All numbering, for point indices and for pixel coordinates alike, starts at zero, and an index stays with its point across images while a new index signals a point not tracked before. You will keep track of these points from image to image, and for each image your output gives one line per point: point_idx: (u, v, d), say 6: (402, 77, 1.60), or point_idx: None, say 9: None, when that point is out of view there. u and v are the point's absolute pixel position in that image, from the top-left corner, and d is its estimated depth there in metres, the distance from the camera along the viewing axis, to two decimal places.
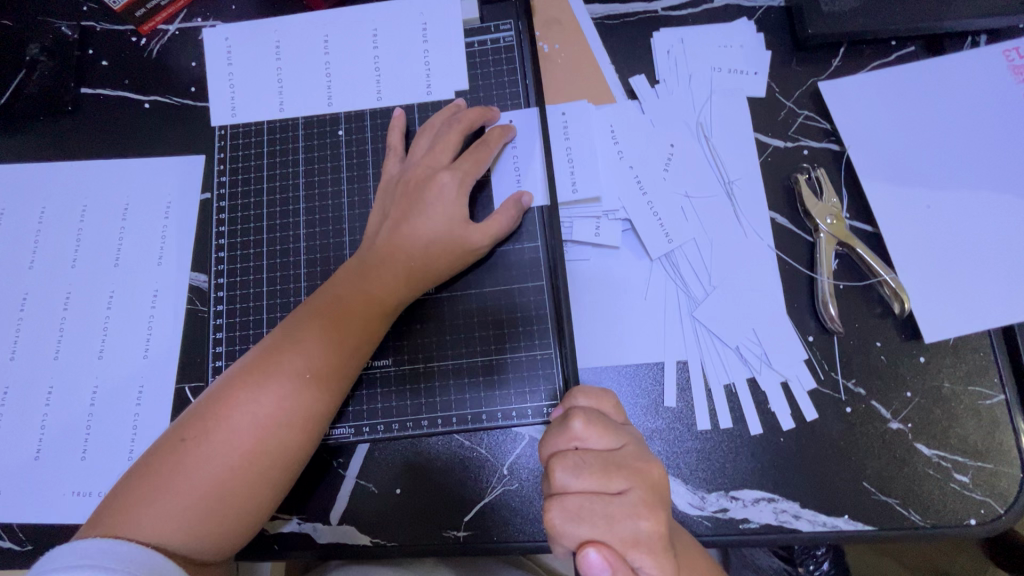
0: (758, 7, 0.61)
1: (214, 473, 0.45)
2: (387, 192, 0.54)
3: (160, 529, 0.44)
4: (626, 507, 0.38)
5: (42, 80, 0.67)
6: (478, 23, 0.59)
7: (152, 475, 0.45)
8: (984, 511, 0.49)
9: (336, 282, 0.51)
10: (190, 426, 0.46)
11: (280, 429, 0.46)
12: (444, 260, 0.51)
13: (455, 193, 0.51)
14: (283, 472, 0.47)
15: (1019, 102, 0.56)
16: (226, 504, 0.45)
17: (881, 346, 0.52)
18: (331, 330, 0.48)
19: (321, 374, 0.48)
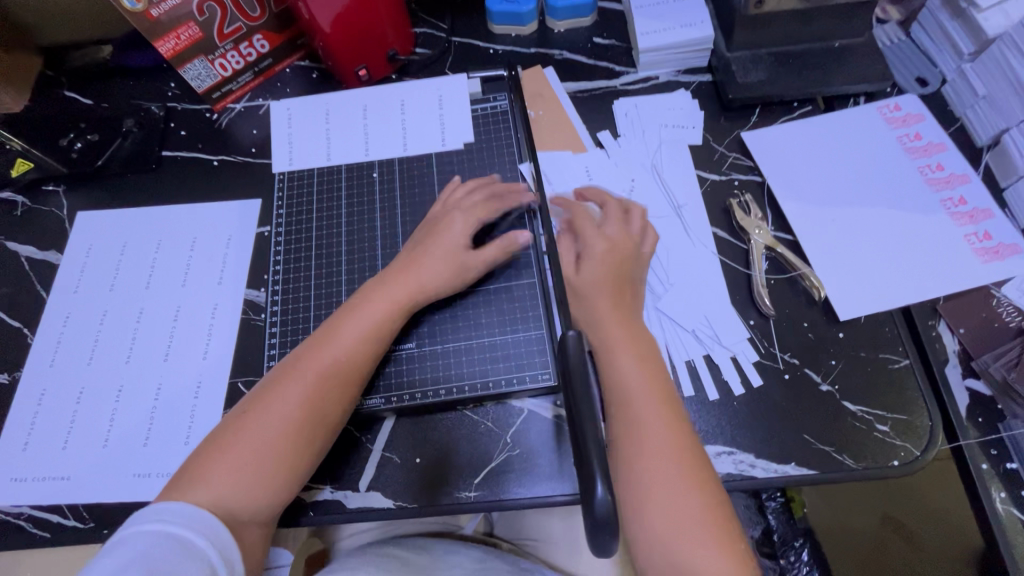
0: (691, 82, 0.81)
1: (263, 445, 0.55)
2: (425, 223, 0.68)
3: (219, 491, 0.53)
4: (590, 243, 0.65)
5: (133, 145, 0.85)
6: (481, 95, 0.79)
7: (213, 448, 0.55)
8: (905, 453, 0.59)
9: (361, 296, 0.63)
10: (246, 407, 0.57)
11: (318, 409, 0.57)
12: (452, 279, 0.64)
13: (465, 225, 0.65)
14: (321, 444, 0.57)
15: (894, 141, 0.74)
16: (273, 470, 0.55)
17: (808, 325, 0.65)
18: (360, 326, 0.60)
19: (351, 360, 0.59)
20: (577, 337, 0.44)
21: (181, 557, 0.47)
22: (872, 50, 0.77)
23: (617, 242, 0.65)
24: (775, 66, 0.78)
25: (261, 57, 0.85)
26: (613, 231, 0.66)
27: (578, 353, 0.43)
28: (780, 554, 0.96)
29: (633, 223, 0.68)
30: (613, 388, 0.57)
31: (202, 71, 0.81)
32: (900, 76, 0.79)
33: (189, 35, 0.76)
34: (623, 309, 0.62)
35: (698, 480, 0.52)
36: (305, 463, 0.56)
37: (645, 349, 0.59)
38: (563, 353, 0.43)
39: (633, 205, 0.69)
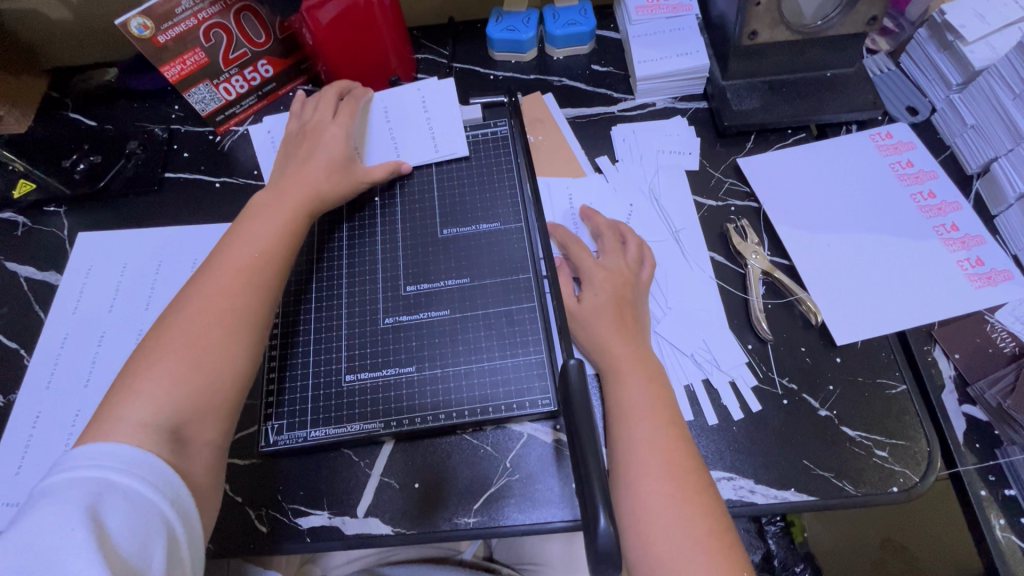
0: (688, 109, 0.83)
1: (187, 343, 0.52)
2: (289, 141, 0.72)
3: (148, 405, 0.49)
4: (594, 283, 0.66)
5: (136, 167, 0.85)
6: (481, 121, 0.80)
7: (134, 368, 0.51)
8: (904, 479, 0.59)
9: (253, 207, 0.64)
10: (160, 325, 0.54)
11: (242, 296, 0.56)
12: (345, 181, 0.69)
13: (342, 136, 0.71)
14: (252, 333, 0.56)
15: (887, 168, 0.76)
16: (204, 368, 0.52)
17: (805, 350, 0.66)
18: (268, 223, 0.62)
19: (264, 249, 0.60)
20: (578, 365, 0.45)
21: (131, 510, 0.42)
22: (863, 80, 0.80)
23: (618, 271, 0.67)
24: (769, 94, 0.79)
25: (265, 81, 0.86)
26: (609, 262, 0.68)
27: (580, 379, 0.44)
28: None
29: (630, 253, 0.69)
30: (618, 411, 0.58)
31: (206, 95, 0.82)
32: (891, 105, 0.81)
33: (196, 60, 0.77)
34: (622, 327, 0.63)
35: (700, 507, 0.52)
36: (240, 355, 0.54)
37: (649, 372, 0.60)
38: (564, 380, 0.44)
39: (631, 235, 0.70)
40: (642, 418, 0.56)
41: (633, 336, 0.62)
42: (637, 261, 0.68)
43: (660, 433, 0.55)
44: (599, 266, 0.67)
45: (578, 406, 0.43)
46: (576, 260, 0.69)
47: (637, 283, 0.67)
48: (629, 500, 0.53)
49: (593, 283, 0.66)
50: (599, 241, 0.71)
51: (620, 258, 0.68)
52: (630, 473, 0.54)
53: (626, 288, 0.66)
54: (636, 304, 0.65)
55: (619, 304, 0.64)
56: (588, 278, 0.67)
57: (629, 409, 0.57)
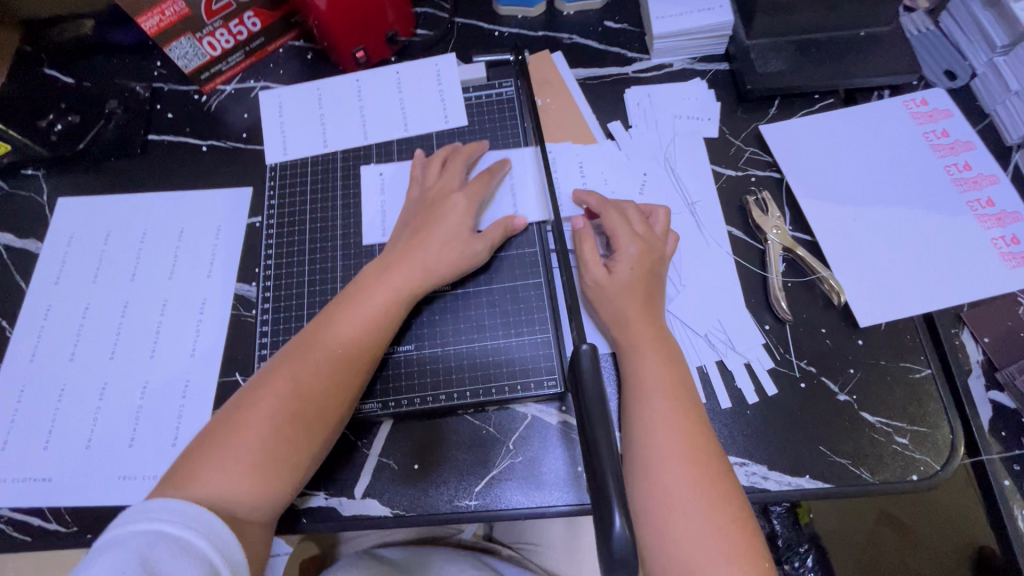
0: (707, 71, 0.77)
1: (264, 434, 0.53)
2: (410, 211, 0.66)
3: (217, 483, 0.50)
4: (626, 250, 0.61)
5: (117, 129, 0.80)
6: (485, 81, 0.74)
7: (214, 439, 0.53)
8: (925, 468, 0.57)
9: (363, 278, 0.62)
10: (245, 398, 0.55)
11: (328, 396, 0.56)
12: (457, 264, 0.62)
13: (464, 209, 0.63)
14: (323, 433, 0.56)
15: (920, 138, 0.70)
16: (274, 461, 0.52)
17: (826, 332, 0.62)
18: (353, 326, 0.58)
19: (348, 359, 0.57)
20: (591, 351, 0.42)
21: (182, 560, 0.42)
22: (899, 41, 0.73)
23: (648, 247, 0.62)
24: (797, 55, 0.73)
25: (253, 36, 0.80)
26: (639, 228, 0.63)
27: (592, 367, 0.41)
28: (784, 559, 0.93)
29: (656, 224, 0.64)
30: (634, 393, 0.55)
31: (189, 49, 0.76)
32: (928, 68, 0.75)
33: (176, 10, 0.70)
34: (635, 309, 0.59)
35: (717, 492, 0.50)
36: (310, 454, 0.55)
37: (668, 354, 0.57)
38: (575, 366, 0.41)
39: (655, 208, 0.66)
40: (657, 402, 0.54)
41: (651, 317, 0.59)
42: (662, 234, 0.64)
43: (674, 419, 0.53)
44: (633, 235, 0.62)
45: (590, 396, 0.40)
46: (608, 226, 0.63)
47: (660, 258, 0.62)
48: (644, 483, 0.51)
49: (628, 254, 0.61)
50: (624, 210, 0.65)
51: (649, 227, 0.63)
52: (643, 457, 0.52)
53: (652, 262, 0.62)
54: (657, 278, 0.62)
55: (641, 279, 0.60)
56: (619, 245, 0.62)
57: (644, 392, 0.55)
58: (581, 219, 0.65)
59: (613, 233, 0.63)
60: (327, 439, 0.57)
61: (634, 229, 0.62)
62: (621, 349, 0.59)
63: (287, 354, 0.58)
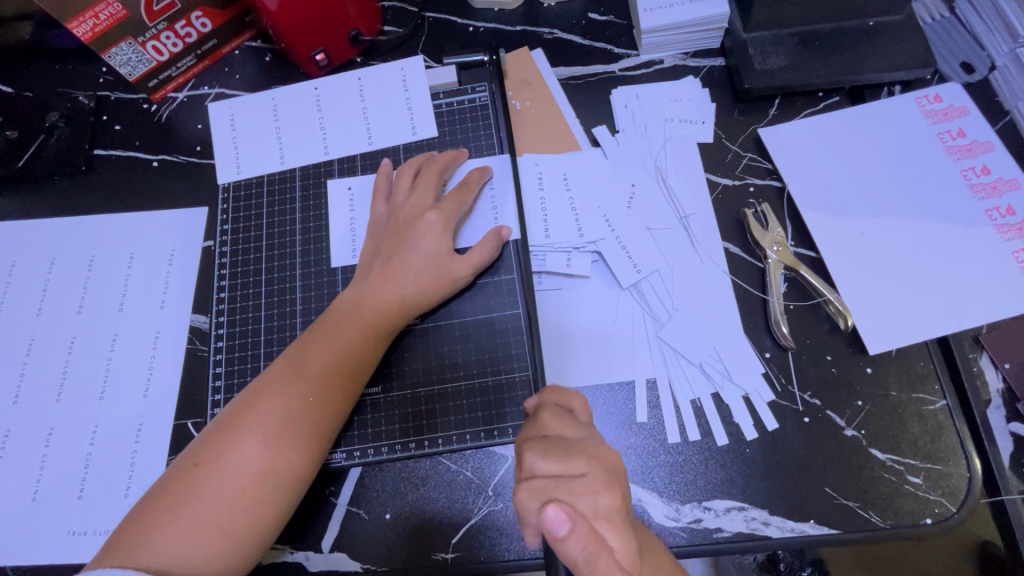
0: (701, 68, 0.70)
1: (223, 494, 0.47)
2: (376, 231, 0.60)
3: (177, 552, 0.45)
4: (588, 486, 0.41)
5: (59, 144, 0.73)
6: (456, 86, 0.68)
7: (166, 502, 0.47)
8: (939, 510, 0.52)
9: (332, 310, 0.56)
10: (200, 452, 0.49)
11: (297, 444, 0.49)
12: (434, 292, 0.56)
13: (439, 230, 0.57)
14: (292, 489, 0.49)
15: (934, 139, 0.64)
16: (240, 523, 0.47)
17: (831, 359, 0.57)
18: (329, 361, 0.52)
19: (322, 400, 0.51)
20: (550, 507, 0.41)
21: None
22: (911, 31, 0.67)
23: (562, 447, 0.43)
24: (798, 50, 0.67)
25: (203, 38, 0.72)
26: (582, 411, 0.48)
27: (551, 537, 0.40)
28: None
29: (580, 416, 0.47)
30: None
31: (132, 55, 0.68)
32: (943, 61, 0.69)
33: (110, 13, 0.63)
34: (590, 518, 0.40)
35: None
36: (274, 516, 0.48)
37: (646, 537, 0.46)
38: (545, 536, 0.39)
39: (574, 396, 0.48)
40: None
41: (617, 521, 0.41)
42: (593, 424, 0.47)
43: None
44: (587, 453, 0.43)
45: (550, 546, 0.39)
46: (555, 437, 0.44)
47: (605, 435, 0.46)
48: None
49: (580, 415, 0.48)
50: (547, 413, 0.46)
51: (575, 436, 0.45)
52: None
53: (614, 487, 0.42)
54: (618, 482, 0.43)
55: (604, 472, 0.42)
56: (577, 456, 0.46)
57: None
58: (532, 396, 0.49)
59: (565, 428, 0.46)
60: (294, 497, 0.50)
61: (579, 421, 0.46)
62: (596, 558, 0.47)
63: (252, 392, 0.52)
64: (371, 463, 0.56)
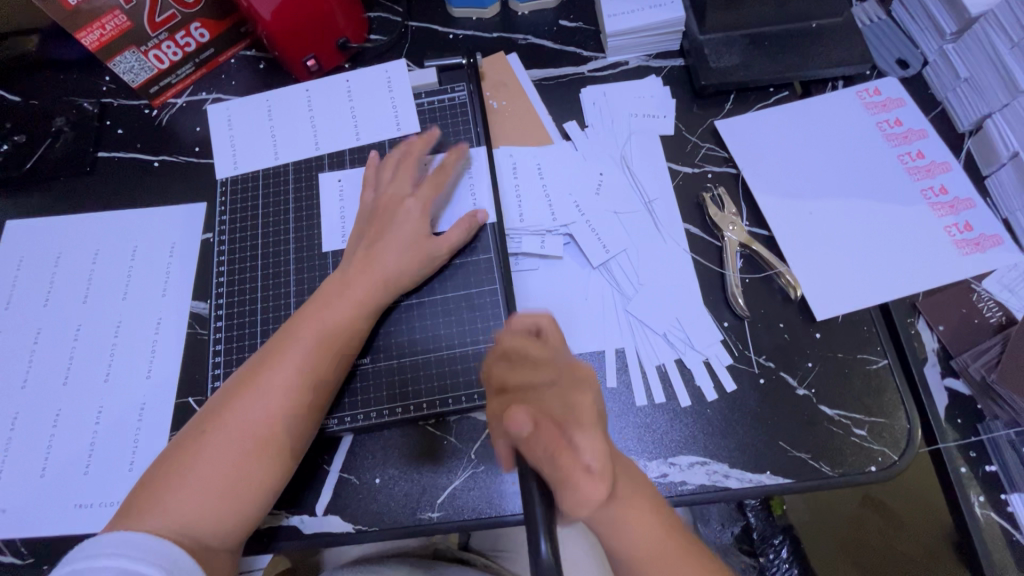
0: (663, 68, 0.76)
1: (224, 462, 0.51)
2: (361, 218, 0.65)
3: (185, 514, 0.50)
4: (547, 395, 0.46)
5: (65, 147, 0.78)
6: (437, 86, 0.73)
7: (174, 470, 0.51)
8: (883, 459, 0.57)
9: (323, 290, 0.60)
10: (202, 426, 0.53)
11: (290, 415, 0.54)
12: (415, 272, 0.61)
13: (419, 215, 0.63)
14: (287, 457, 0.53)
15: (874, 128, 0.71)
16: (241, 487, 0.51)
17: (783, 326, 0.62)
18: (316, 338, 0.56)
19: (310, 373, 0.55)
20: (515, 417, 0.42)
21: None
22: (850, 31, 0.73)
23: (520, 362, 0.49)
24: (749, 49, 0.73)
25: (201, 47, 0.77)
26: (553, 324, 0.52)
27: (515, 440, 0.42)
28: (760, 552, 0.88)
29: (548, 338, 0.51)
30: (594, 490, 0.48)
31: (134, 63, 0.74)
32: (880, 58, 0.75)
33: (116, 24, 0.69)
34: (557, 418, 0.44)
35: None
36: (272, 481, 0.53)
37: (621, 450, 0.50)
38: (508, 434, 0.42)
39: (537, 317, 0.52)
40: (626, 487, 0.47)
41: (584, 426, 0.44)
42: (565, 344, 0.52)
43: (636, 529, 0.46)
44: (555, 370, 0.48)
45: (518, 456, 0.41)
46: (521, 353, 0.49)
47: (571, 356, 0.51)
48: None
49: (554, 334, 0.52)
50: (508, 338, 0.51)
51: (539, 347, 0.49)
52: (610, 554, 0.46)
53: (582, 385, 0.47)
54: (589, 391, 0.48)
55: (568, 383, 0.47)
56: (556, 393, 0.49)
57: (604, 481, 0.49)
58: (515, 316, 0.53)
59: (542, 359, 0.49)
60: (290, 464, 0.54)
61: (546, 342, 0.50)
62: None
63: (248, 370, 0.56)
64: (361, 428, 0.60)
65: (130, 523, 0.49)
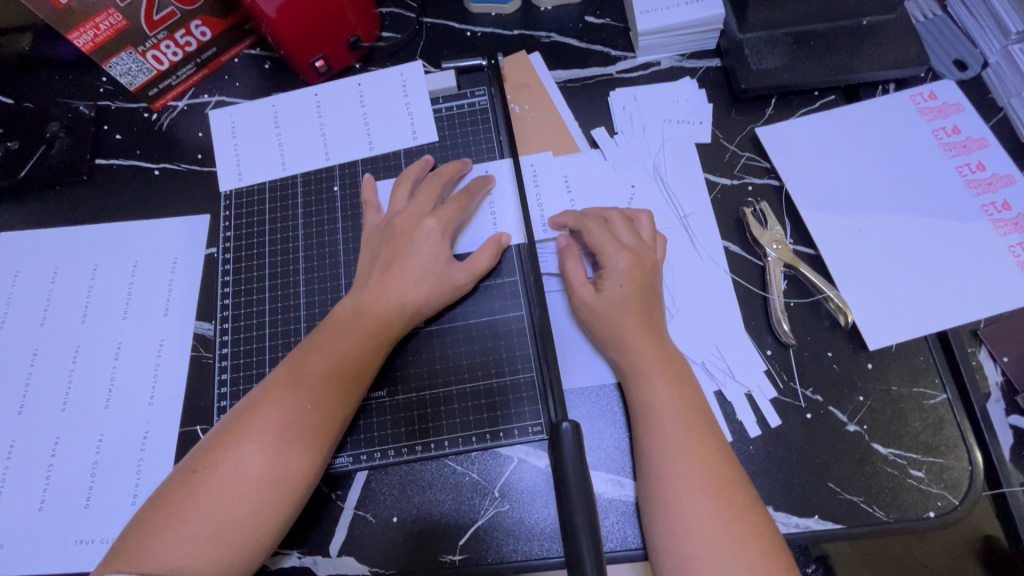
0: (698, 69, 0.71)
1: (222, 499, 0.46)
2: (373, 238, 0.60)
3: (176, 558, 0.44)
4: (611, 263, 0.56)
5: (60, 154, 0.73)
6: (456, 90, 0.68)
7: (167, 507, 0.46)
8: (942, 503, 0.53)
9: (332, 319, 0.55)
10: (200, 458, 0.48)
11: (298, 448, 0.48)
12: (434, 297, 0.56)
13: (438, 238, 0.57)
14: (293, 495, 0.48)
15: (929, 136, 0.65)
16: (239, 527, 0.46)
17: (832, 355, 0.58)
18: (330, 364, 0.52)
19: (321, 402, 0.50)
20: (574, 429, 0.41)
21: None
22: (905, 29, 0.67)
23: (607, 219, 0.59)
24: (794, 50, 0.68)
25: (202, 46, 0.72)
26: (627, 239, 0.57)
27: (574, 449, 0.40)
28: None
29: (621, 236, 0.57)
30: (642, 424, 0.51)
31: (132, 65, 0.69)
32: (937, 58, 0.70)
33: (111, 23, 0.63)
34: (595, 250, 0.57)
35: (761, 554, 0.44)
36: (275, 521, 0.47)
37: (678, 378, 0.52)
38: (557, 445, 0.41)
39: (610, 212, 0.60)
40: (670, 435, 0.49)
41: (629, 274, 0.55)
42: (629, 255, 0.55)
43: (704, 492, 0.46)
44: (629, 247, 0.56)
45: (571, 479, 0.39)
46: (614, 218, 0.59)
47: (643, 259, 0.56)
48: (665, 531, 0.46)
49: (617, 269, 0.55)
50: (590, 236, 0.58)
51: (636, 236, 0.57)
52: (659, 496, 0.48)
53: (649, 272, 0.56)
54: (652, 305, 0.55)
55: (619, 279, 0.55)
56: (605, 260, 0.56)
57: (653, 424, 0.50)
58: (562, 237, 0.61)
59: (597, 249, 0.57)
60: (297, 503, 0.49)
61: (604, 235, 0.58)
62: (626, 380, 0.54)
63: (253, 397, 0.51)
64: (378, 466, 0.56)
65: (115, 567, 0.43)
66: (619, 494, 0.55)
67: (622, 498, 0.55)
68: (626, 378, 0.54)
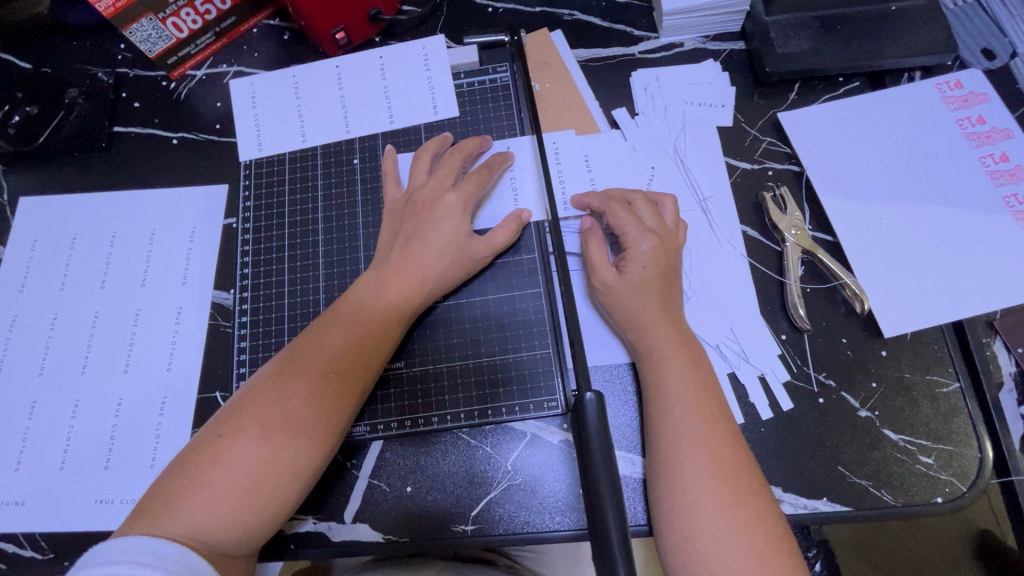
0: (722, 51, 0.70)
1: (246, 465, 0.46)
2: (395, 213, 0.60)
3: (201, 519, 0.45)
4: (635, 242, 0.55)
5: (79, 120, 0.73)
6: (478, 66, 0.68)
7: (191, 470, 0.46)
8: (950, 489, 0.53)
9: (353, 293, 0.56)
10: (224, 424, 0.48)
11: (320, 418, 0.49)
12: (454, 273, 0.57)
13: (459, 213, 0.57)
14: (314, 464, 0.49)
15: (953, 125, 0.64)
16: (262, 492, 0.46)
17: (847, 341, 0.58)
18: (352, 336, 0.52)
19: (343, 374, 0.51)
20: (597, 400, 0.41)
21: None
22: (934, 16, 0.66)
23: (632, 202, 0.59)
24: (820, 33, 0.67)
25: (222, 15, 0.72)
26: (650, 223, 0.57)
27: (598, 421, 0.40)
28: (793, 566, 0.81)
29: (645, 218, 0.57)
30: (656, 405, 0.52)
31: (152, 32, 0.68)
32: (965, 47, 0.69)
33: None
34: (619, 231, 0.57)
35: (765, 537, 0.45)
36: (296, 488, 0.48)
37: (694, 362, 0.52)
38: (580, 416, 0.40)
39: (635, 195, 0.59)
40: (682, 416, 0.50)
41: (655, 257, 0.55)
42: (653, 239, 0.55)
43: (714, 473, 0.47)
44: (651, 230, 0.56)
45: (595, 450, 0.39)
46: (639, 201, 0.59)
47: (665, 242, 0.56)
48: (671, 508, 0.47)
49: (640, 253, 0.55)
50: (614, 218, 0.58)
51: (660, 220, 0.57)
52: (666, 474, 0.49)
53: (671, 255, 0.56)
54: (671, 288, 0.55)
55: (641, 262, 0.55)
56: (628, 243, 0.56)
57: (665, 405, 0.51)
58: (586, 218, 0.60)
59: (620, 230, 0.57)
60: (317, 472, 0.50)
61: (634, 215, 0.57)
62: (641, 360, 0.54)
63: (276, 366, 0.51)
64: (393, 436, 0.57)
65: (142, 526, 0.44)
66: (632, 471, 0.55)
67: (634, 475, 0.55)
68: (642, 357, 0.54)
